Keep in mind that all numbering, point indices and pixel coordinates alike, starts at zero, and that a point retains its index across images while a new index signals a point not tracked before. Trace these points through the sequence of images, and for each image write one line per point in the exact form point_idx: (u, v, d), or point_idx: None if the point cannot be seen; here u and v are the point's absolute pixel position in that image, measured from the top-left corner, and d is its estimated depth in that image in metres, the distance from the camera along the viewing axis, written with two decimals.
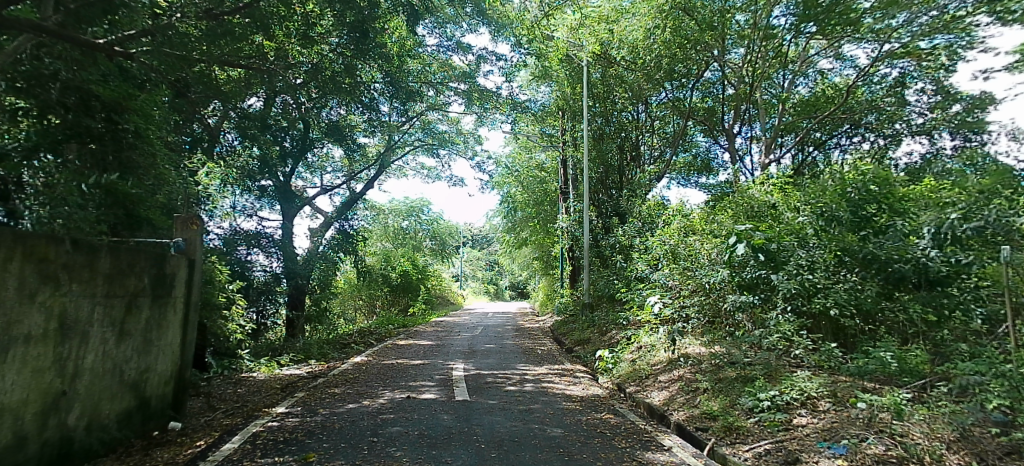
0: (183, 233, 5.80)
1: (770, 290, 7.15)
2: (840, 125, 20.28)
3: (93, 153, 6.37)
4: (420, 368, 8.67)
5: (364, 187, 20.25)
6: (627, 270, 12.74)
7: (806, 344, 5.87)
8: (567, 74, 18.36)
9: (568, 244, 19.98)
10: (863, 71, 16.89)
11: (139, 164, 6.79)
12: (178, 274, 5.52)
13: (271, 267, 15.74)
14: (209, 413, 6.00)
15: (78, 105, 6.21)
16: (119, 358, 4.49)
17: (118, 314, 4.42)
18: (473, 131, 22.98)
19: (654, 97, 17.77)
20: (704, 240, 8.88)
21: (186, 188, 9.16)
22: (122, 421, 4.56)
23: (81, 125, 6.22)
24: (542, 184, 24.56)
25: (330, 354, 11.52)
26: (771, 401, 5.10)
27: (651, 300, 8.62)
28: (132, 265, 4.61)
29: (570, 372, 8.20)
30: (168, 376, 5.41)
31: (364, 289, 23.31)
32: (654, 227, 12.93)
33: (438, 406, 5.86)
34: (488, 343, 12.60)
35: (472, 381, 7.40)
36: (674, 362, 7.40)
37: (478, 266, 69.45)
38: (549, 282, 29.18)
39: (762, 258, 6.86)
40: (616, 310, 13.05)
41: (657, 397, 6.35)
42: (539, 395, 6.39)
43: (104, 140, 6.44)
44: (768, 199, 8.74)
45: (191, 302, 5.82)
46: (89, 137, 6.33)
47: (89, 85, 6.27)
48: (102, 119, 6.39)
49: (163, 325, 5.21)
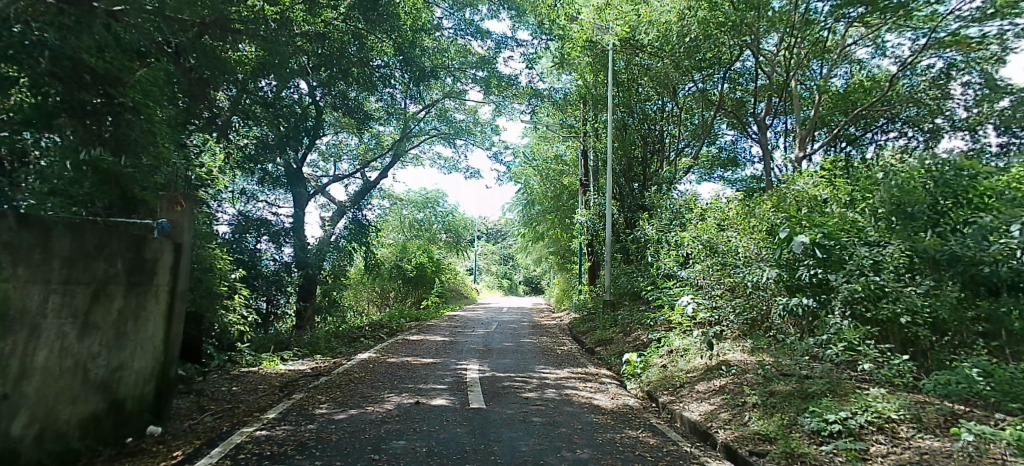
0: (169, 214, 5.17)
1: (826, 293, 6.43)
2: (876, 119, 19.21)
3: (90, 133, 5.72)
4: (430, 368, 8.00)
5: (378, 176, 19.58)
6: (653, 268, 11.95)
7: (874, 356, 5.13)
8: (590, 60, 17.29)
9: (587, 239, 19.16)
10: (906, 62, 15.94)
11: (139, 143, 6.10)
12: (162, 259, 4.92)
13: (282, 256, 15.29)
14: (195, 415, 5.39)
15: (72, 78, 5.42)
16: (84, 355, 3.91)
17: (82, 303, 3.84)
18: (490, 121, 22.26)
19: (681, 88, 16.89)
20: (745, 236, 8.10)
21: (186, 168, 8.60)
22: (87, 427, 3.97)
23: (75, 101, 5.49)
24: (561, 177, 23.76)
25: (337, 349, 10.90)
26: (842, 424, 4.34)
27: (685, 299, 7.88)
28: (100, 247, 4.02)
29: (595, 376, 7.48)
30: (150, 375, 4.82)
31: (377, 281, 22.75)
32: (683, 222, 12.17)
33: (450, 415, 5.21)
34: (504, 341, 11.93)
35: (488, 384, 6.72)
36: (712, 371, 6.68)
37: (492, 260, 68.80)
38: (566, 278, 28.39)
39: (820, 254, 6.17)
40: (640, 309, 12.30)
41: (698, 412, 5.62)
42: (563, 405, 5.70)
43: (102, 116, 5.78)
44: (817, 193, 7.92)
45: (178, 290, 5.22)
46: (84, 113, 5.64)
47: (83, 55, 5.39)
48: (97, 94, 5.63)
49: (142, 317, 4.61)
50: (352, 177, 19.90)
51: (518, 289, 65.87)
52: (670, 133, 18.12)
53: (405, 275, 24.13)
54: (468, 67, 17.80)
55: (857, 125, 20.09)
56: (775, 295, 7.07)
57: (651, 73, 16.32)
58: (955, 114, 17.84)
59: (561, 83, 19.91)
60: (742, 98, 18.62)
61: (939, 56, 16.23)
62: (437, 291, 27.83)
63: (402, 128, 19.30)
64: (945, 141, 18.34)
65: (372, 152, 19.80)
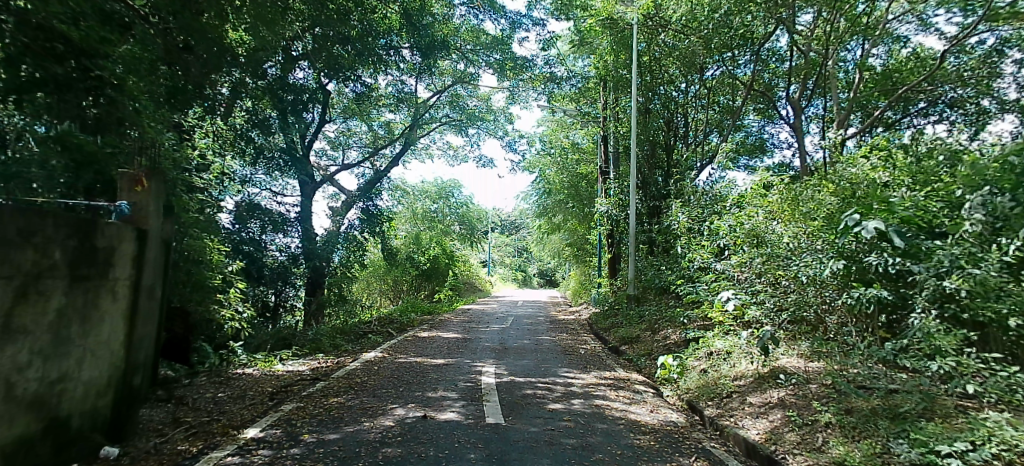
0: (130, 195, 4.37)
1: (908, 287, 5.51)
2: (916, 101, 18.03)
3: (64, 112, 4.91)
4: (442, 371, 7.17)
5: (388, 165, 18.77)
6: (685, 262, 10.99)
7: (981, 368, 4.19)
8: (611, 42, 16.20)
9: (607, 229, 18.15)
10: (956, 38, 14.73)
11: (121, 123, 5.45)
12: (120, 248, 4.13)
13: (289, 247, 14.66)
14: (165, 430, 4.61)
15: (44, 50, 4.53)
16: (9, 366, 3.13)
17: (3, 302, 3.06)
18: (505, 108, 21.32)
19: (708, 71, 15.94)
20: (798, 225, 7.15)
21: (174, 150, 7.84)
22: (13, 455, 3.20)
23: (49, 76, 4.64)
24: (579, 166, 22.77)
25: (343, 347, 10.14)
26: (957, 458, 3.45)
27: (726, 294, 6.98)
28: (26, 233, 3.22)
29: (627, 383, 6.61)
30: (106, 385, 4.05)
31: (389, 275, 21.98)
32: (719, 213, 11.20)
33: (462, 434, 4.39)
34: (522, 339, 11.11)
35: (506, 393, 5.88)
36: (767, 380, 5.80)
37: (507, 253, 67.46)
38: (583, 270, 27.46)
39: (896, 242, 5.32)
40: (669, 306, 11.36)
41: (757, 431, 4.78)
42: (596, 421, 4.86)
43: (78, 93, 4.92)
44: (873, 174, 6.99)
45: (140, 285, 4.43)
46: (55, 87, 4.75)
47: (56, 23, 4.44)
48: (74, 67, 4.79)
49: (93, 317, 3.83)
50: (362, 167, 19.15)
51: (533, 282, 64.86)
52: (697, 117, 17.05)
53: (418, 267, 23.35)
54: (481, 49, 16.99)
55: (895, 109, 18.91)
56: (836, 291, 6.15)
57: (677, 52, 15.27)
58: (1006, 94, 16.55)
59: (580, 66, 18.94)
60: (772, 82, 17.54)
61: (990, 32, 14.98)
62: (451, 284, 27.00)
63: (413, 115, 18.52)
64: (994, 124, 17.04)
65: (382, 141, 19.05)
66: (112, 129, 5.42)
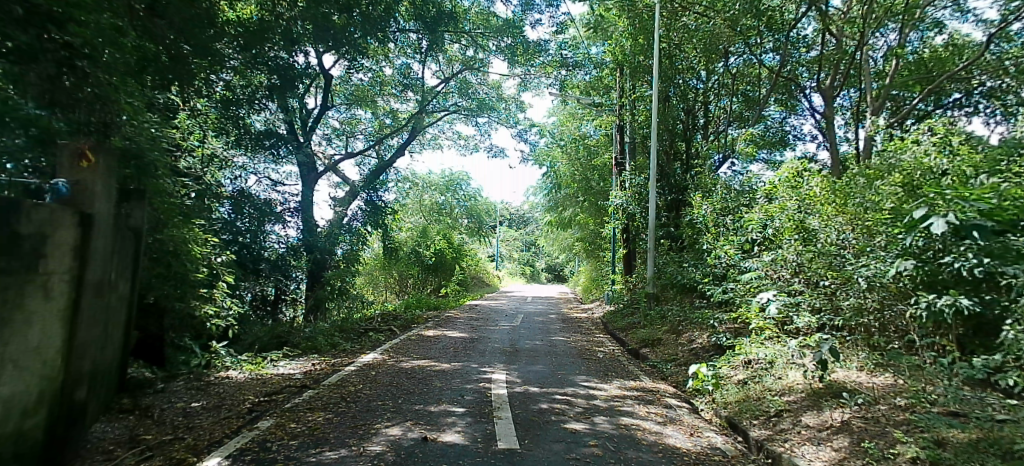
0: (70, 173, 3.64)
1: (1002, 292, 4.65)
2: (951, 92, 17.10)
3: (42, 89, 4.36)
4: (446, 377, 6.40)
5: (394, 155, 17.98)
6: (711, 260, 10.13)
7: None
8: (629, 25, 15.24)
9: (622, 224, 17.19)
10: (1000, 24, 13.81)
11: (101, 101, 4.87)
12: (58, 235, 3.37)
13: (288, 238, 14.05)
14: (116, 454, 3.84)
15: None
16: None
17: None
18: (515, 97, 20.46)
19: (732, 57, 15.07)
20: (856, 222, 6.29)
21: (156, 130, 7.13)
22: None
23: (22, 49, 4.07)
24: (592, 158, 21.84)
25: (341, 346, 9.42)
26: None
27: (767, 297, 6.31)
28: None
29: (657, 396, 5.81)
30: (37, 403, 3.27)
31: (394, 269, 21.18)
32: (749, 208, 10.35)
33: (468, 463, 3.63)
34: (534, 339, 10.29)
35: (520, 407, 5.11)
36: (824, 399, 5.00)
37: (515, 247, 66.56)
38: (594, 266, 26.60)
39: (978, 240, 4.51)
40: (693, 307, 10.50)
41: (820, 463, 4.02)
42: (627, 448, 4.07)
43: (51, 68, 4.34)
44: (935, 161, 6.13)
45: (84, 279, 3.66)
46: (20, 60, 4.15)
47: None
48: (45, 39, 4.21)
49: (19, 321, 3.05)
50: (366, 156, 18.44)
51: (541, 277, 63.92)
52: (719, 107, 16.12)
53: (424, 261, 22.55)
54: (492, 33, 16.23)
55: (927, 101, 17.99)
56: (907, 294, 5.35)
57: (698, 35, 14.32)
58: None
59: (595, 53, 17.98)
60: (796, 70, 16.66)
61: None
62: (458, 279, 26.17)
63: (420, 102, 17.76)
64: None
65: (387, 130, 18.30)
66: (87, 108, 4.78)
